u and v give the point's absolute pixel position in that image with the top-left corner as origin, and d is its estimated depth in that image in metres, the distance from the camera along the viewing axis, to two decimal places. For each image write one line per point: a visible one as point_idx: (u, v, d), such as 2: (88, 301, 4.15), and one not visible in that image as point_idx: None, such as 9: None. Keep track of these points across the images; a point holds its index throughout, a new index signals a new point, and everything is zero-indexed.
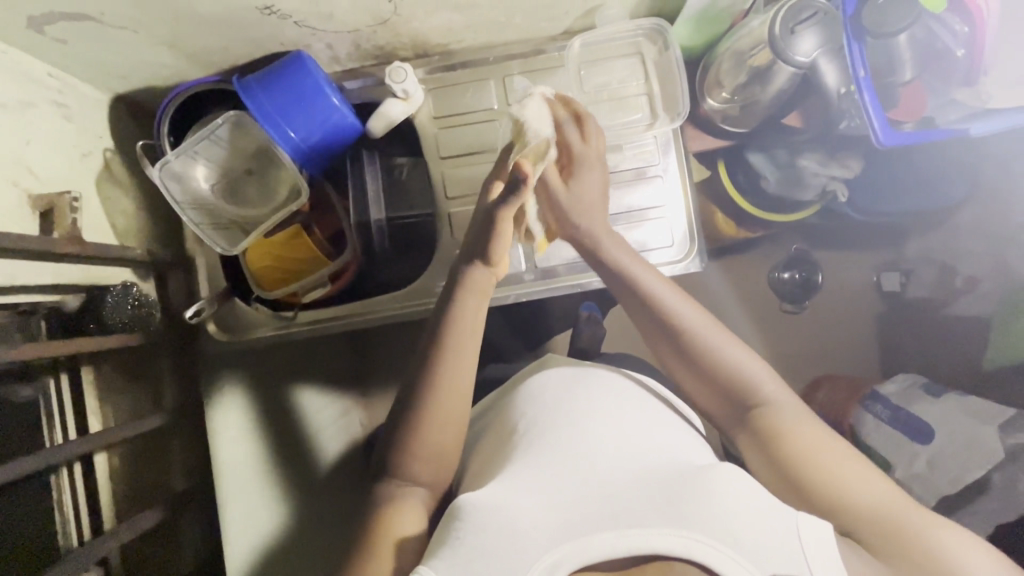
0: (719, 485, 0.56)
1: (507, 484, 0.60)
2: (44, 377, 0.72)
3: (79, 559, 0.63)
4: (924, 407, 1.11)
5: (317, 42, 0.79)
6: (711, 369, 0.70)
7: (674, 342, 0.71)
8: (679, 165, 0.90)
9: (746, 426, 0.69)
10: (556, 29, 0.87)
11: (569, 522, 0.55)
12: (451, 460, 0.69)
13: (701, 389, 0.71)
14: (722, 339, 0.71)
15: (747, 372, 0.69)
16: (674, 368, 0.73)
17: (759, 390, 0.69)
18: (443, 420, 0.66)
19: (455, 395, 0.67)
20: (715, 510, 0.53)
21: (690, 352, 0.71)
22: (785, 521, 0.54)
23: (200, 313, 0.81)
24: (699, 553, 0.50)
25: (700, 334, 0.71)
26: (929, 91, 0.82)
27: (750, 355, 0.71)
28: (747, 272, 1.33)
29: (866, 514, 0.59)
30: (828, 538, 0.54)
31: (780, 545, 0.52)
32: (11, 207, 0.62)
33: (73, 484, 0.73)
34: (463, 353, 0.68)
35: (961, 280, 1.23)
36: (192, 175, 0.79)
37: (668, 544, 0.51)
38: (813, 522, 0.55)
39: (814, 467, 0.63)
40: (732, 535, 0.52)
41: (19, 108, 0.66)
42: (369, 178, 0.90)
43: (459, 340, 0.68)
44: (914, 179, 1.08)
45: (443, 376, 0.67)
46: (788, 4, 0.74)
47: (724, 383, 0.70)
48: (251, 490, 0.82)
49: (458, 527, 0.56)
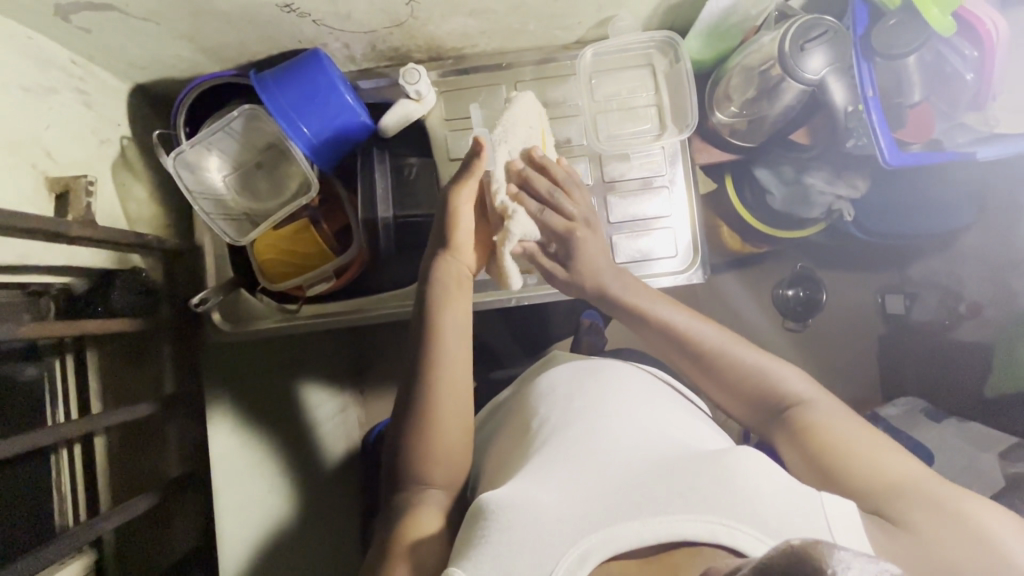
0: (741, 467, 0.56)
1: (528, 480, 0.59)
2: (52, 357, 0.73)
3: (72, 538, 0.64)
4: (925, 432, 1.11)
5: (333, 42, 0.81)
6: (732, 373, 0.73)
7: (688, 351, 0.75)
8: (686, 177, 0.91)
9: (777, 428, 0.71)
10: (569, 38, 0.89)
11: (592, 510, 0.54)
12: (462, 459, 0.71)
13: (725, 397, 0.75)
14: (740, 344, 0.75)
15: (767, 374, 0.72)
16: (698, 377, 0.76)
17: (786, 392, 0.71)
18: (450, 424, 0.69)
19: (455, 395, 0.70)
20: (736, 492, 0.53)
21: (708, 362, 0.74)
22: (809, 498, 0.54)
23: (205, 301, 0.82)
24: (726, 536, 0.50)
25: (718, 340, 0.75)
26: (937, 114, 0.82)
27: (772, 358, 0.74)
28: (750, 286, 1.34)
29: (893, 494, 0.58)
30: (851, 514, 0.54)
31: (804, 524, 0.52)
32: (29, 189, 0.64)
33: (71, 463, 0.73)
34: (460, 356, 0.72)
35: (965, 306, 1.25)
36: (204, 165, 0.80)
37: (695, 530, 0.51)
38: (836, 502, 0.55)
39: (845, 454, 0.63)
40: (756, 516, 0.51)
41: (41, 93, 0.68)
42: (379, 181, 0.88)
43: (454, 343, 0.71)
44: (921, 202, 1.08)
45: (442, 382, 0.69)
46: (798, 22, 0.74)
47: (745, 388, 0.73)
48: (248, 487, 0.84)
49: (484, 526, 0.55)
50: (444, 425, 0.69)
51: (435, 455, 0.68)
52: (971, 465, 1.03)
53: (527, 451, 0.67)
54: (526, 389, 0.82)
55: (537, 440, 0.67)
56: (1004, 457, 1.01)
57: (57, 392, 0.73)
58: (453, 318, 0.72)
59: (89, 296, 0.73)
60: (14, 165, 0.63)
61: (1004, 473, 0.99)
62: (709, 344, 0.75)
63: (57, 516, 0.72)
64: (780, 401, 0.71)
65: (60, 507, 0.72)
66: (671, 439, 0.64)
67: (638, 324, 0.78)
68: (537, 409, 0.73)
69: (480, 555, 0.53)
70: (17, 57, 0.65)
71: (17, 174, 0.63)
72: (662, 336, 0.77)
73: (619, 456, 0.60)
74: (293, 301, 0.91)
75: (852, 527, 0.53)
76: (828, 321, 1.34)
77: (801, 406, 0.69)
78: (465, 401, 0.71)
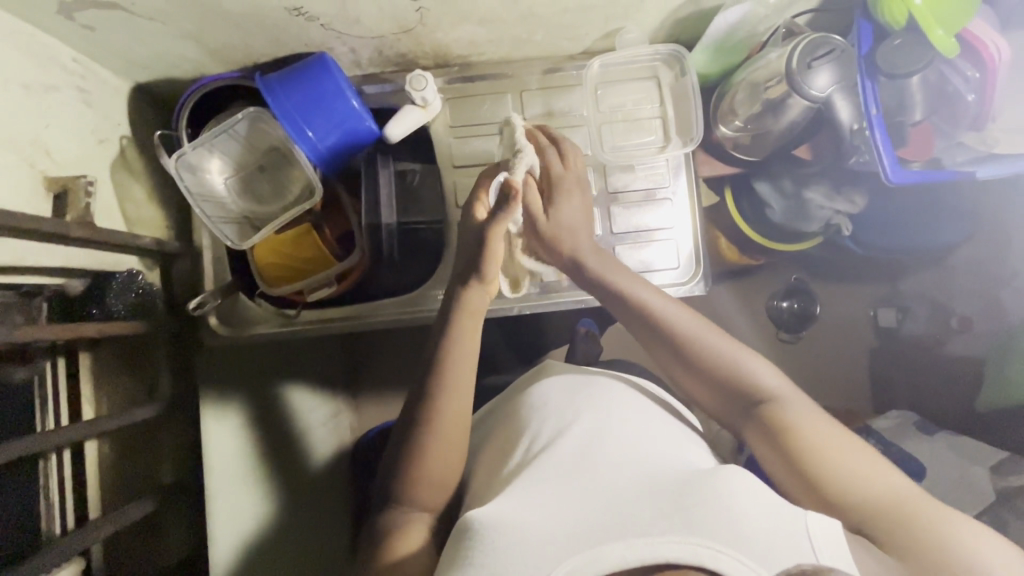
0: (728, 488, 0.56)
1: (516, 499, 0.60)
2: (42, 360, 0.71)
3: (64, 546, 0.62)
4: (916, 445, 1.13)
5: (340, 46, 0.80)
6: (711, 370, 0.72)
7: (671, 346, 0.74)
8: (689, 189, 0.91)
9: (751, 422, 0.70)
10: (576, 48, 0.89)
11: (576, 531, 0.54)
12: (452, 481, 0.71)
13: (703, 392, 0.74)
14: (718, 338, 0.73)
15: (749, 371, 0.71)
16: (679, 373, 0.75)
17: (766, 389, 0.70)
18: (443, 449, 0.69)
19: (455, 422, 0.69)
20: (719, 512, 0.53)
21: (690, 356, 0.73)
22: (793, 518, 0.54)
23: (203, 306, 0.80)
24: (711, 559, 0.49)
25: (696, 334, 0.73)
26: (938, 132, 0.84)
27: (748, 354, 0.73)
28: (745, 298, 1.34)
29: (875, 511, 0.60)
30: (835, 530, 0.54)
31: (791, 544, 0.52)
32: (27, 188, 0.62)
33: (60, 469, 0.71)
34: (461, 382, 0.70)
35: (956, 321, 1.24)
36: (206, 168, 0.79)
37: (678, 551, 0.50)
38: (822, 519, 0.55)
39: (826, 463, 0.63)
40: (744, 541, 0.51)
41: (42, 91, 0.66)
42: (382, 185, 0.90)
43: (456, 367, 0.70)
44: (916, 218, 1.10)
45: (443, 406, 0.69)
46: (803, 41, 0.75)
47: (727, 385, 0.71)
48: (240, 491, 0.84)
49: (470, 547, 0.56)
50: (438, 452, 0.68)
51: (425, 478, 0.68)
52: (959, 479, 1.05)
53: (520, 462, 0.68)
54: (520, 397, 0.82)
55: (528, 459, 0.67)
56: (992, 471, 1.03)
57: (47, 397, 0.71)
58: (453, 339, 0.71)
59: (83, 299, 0.72)
60: (12, 164, 0.61)
61: (992, 487, 1.01)
62: (694, 339, 0.73)
63: (43, 524, 0.70)
64: (760, 397, 0.70)
65: (46, 516, 0.70)
66: (665, 462, 0.64)
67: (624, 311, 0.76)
68: (529, 422, 0.73)
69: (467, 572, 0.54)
70: (18, 53, 0.63)
71: (15, 174, 0.61)
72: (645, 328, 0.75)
73: (609, 479, 0.60)
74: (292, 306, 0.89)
75: (841, 553, 0.53)
76: (821, 333, 1.36)
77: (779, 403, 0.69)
78: (462, 427, 0.70)
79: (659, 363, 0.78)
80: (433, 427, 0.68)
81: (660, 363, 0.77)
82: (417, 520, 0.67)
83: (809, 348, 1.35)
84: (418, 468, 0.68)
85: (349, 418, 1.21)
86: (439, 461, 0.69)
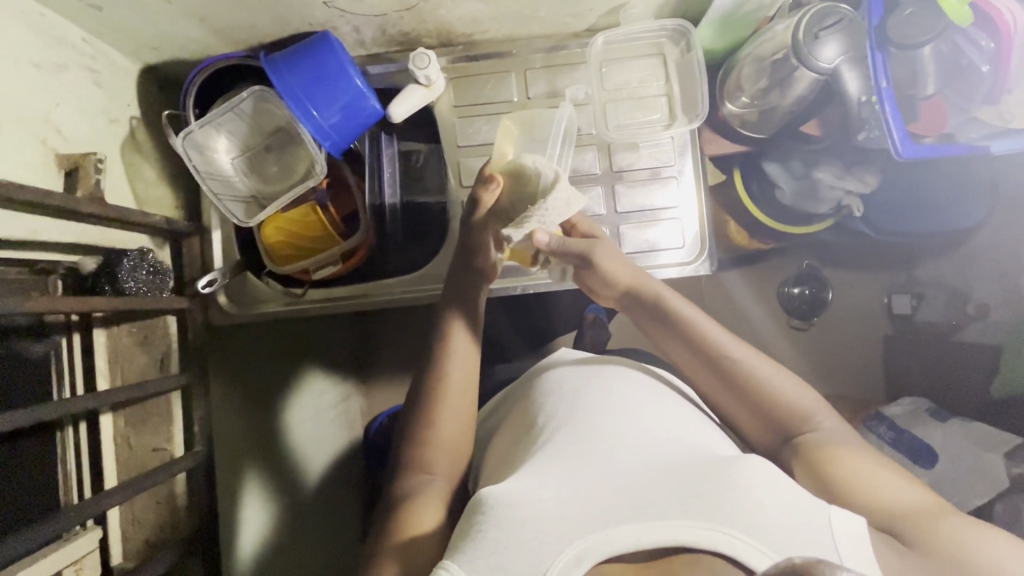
0: (745, 476, 0.56)
1: (528, 479, 0.60)
2: (58, 335, 0.73)
3: (72, 515, 0.60)
4: (927, 431, 1.10)
5: (344, 25, 0.81)
6: (754, 393, 0.72)
7: (707, 360, 0.74)
8: (695, 169, 0.90)
9: (791, 453, 0.69)
10: (580, 26, 0.88)
11: (591, 511, 0.55)
12: (462, 457, 0.73)
13: (748, 421, 0.73)
14: (767, 367, 0.73)
15: (798, 404, 0.71)
16: (718, 392, 0.75)
17: (811, 421, 0.70)
18: (451, 425, 0.72)
19: (460, 394, 0.73)
20: (737, 503, 0.53)
21: (736, 382, 0.73)
22: (816, 512, 0.54)
23: (212, 283, 0.83)
24: (726, 545, 0.50)
25: (744, 358, 0.73)
26: (951, 105, 0.83)
27: (796, 385, 0.73)
28: (754, 285, 1.32)
29: (895, 515, 0.59)
30: (857, 528, 0.54)
31: (809, 537, 0.52)
32: (36, 164, 0.64)
33: (77, 442, 0.73)
34: (471, 355, 0.76)
35: (971, 307, 1.21)
36: (213, 146, 0.80)
37: (692, 535, 0.51)
38: (846, 517, 0.54)
39: (854, 479, 0.63)
40: (761, 529, 0.51)
41: (53, 70, 0.68)
42: (385, 161, 0.93)
43: (462, 340, 0.76)
44: (932, 200, 1.07)
45: (450, 373, 0.74)
46: (811, 10, 0.75)
47: (769, 415, 0.71)
48: (252, 474, 0.90)
49: (481, 520, 0.57)
50: (448, 419, 0.72)
51: (438, 446, 0.71)
52: (973, 465, 1.03)
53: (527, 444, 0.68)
54: (530, 383, 0.83)
55: (539, 440, 0.68)
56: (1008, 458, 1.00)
57: (62, 369, 0.72)
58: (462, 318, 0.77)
59: (97, 275, 0.72)
60: (23, 140, 0.63)
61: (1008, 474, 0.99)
62: (744, 366, 0.73)
63: (62, 494, 0.71)
64: (804, 426, 0.70)
65: (65, 488, 0.72)
66: (674, 446, 0.64)
67: (665, 327, 0.77)
68: (543, 404, 0.74)
69: (478, 548, 0.54)
70: (28, 33, 0.64)
71: (27, 150, 0.63)
72: (676, 336, 0.76)
73: (620, 458, 0.61)
74: (298, 284, 0.91)
75: (863, 556, 0.52)
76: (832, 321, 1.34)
77: (824, 435, 0.68)
78: (466, 404, 0.74)
79: (701, 386, 0.77)
80: (433, 406, 0.72)
81: (711, 396, 0.76)
82: (429, 495, 0.68)
83: (818, 334, 1.33)
84: (428, 441, 0.71)
85: (357, 404, 1.22)
86: (445, 435, 0.72)
